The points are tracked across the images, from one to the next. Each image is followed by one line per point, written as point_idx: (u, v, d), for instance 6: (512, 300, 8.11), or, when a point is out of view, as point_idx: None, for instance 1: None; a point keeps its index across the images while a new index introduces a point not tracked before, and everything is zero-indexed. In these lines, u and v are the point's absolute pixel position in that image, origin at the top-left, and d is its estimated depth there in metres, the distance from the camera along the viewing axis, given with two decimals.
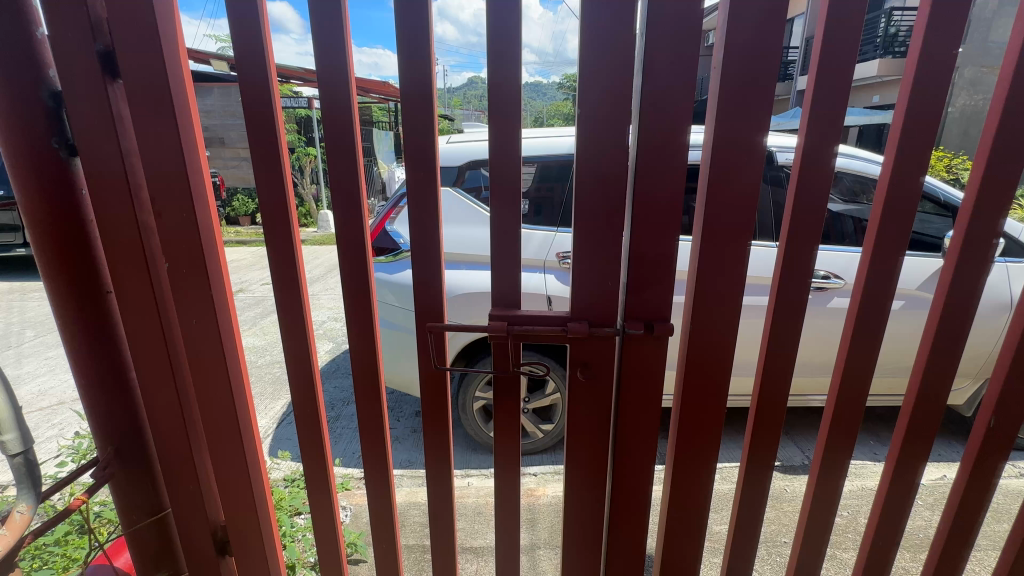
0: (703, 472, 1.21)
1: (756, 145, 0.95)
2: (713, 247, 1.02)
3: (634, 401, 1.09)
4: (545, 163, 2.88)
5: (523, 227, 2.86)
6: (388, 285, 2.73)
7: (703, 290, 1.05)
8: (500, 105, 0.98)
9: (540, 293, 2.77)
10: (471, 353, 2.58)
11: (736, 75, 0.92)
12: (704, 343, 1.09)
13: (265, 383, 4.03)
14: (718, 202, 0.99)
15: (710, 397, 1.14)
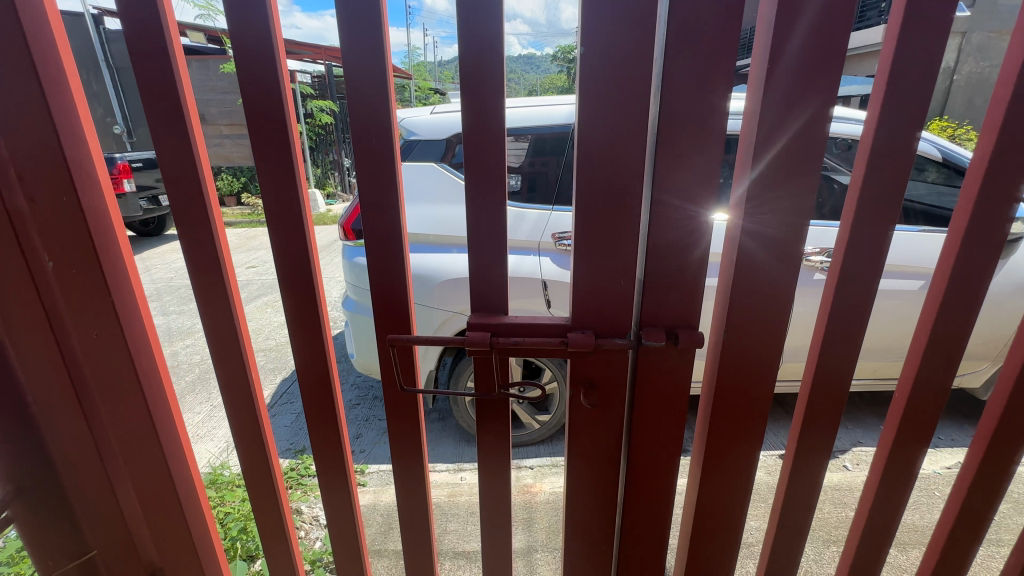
0: (737, 491, 1.06)
1: (811, 109, 0.77)
2: (762, 234, 0.85)
3: (653, 425, 0.90)
4: (539, 134, 2.64)
5: (515, 206, 2.64)
6: None
7: (740, 287, 0.88)
8: (478, 52, 0.76)
9: (534, 277, 2.58)
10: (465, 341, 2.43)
11: (798, 11, 0.73)
12: (739, 348, 0.93)
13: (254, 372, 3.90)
14: (772, 178, 0.82)
15: (747, 403, 0.98)
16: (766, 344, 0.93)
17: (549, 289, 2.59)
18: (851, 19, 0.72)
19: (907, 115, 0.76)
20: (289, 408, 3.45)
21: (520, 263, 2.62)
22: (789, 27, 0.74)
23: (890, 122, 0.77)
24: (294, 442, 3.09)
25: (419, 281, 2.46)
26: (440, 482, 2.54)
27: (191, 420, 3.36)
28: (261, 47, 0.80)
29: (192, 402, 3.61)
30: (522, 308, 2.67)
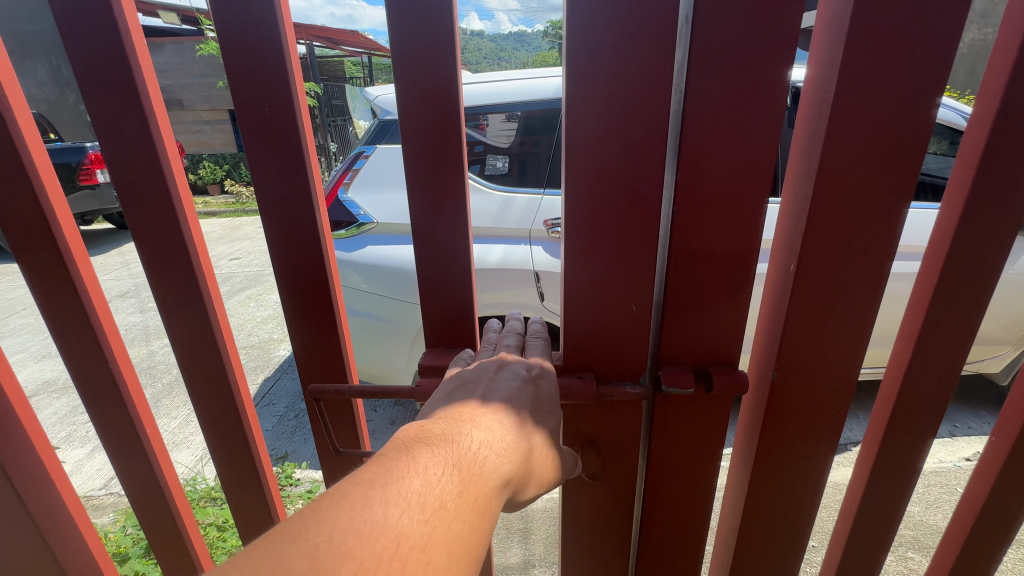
0: (792, 528, 0.98)
1: (840, 92, 0.66)
2: (831, 240, 0.74)
3: (672, 458, 0.90)
4: (528, 112, 2.42)
5: (505, 190, 2.43)
6: (352, 265, 2.49)
7: (792, 321, 0.79)
8: (443, 33, 0.71)
9: (526, 268, 2.38)
10: None
11: None
12: (786, 386, 0.84)
13: (173, 405, 3.45)
14: (827, 205, 0.72)
15: (808, 426, 0.88)
16: (817, 376, 0.84)
17: (542, 281, 2.40)
18: None
19: (930, 70, 0.64)
20: (271, 410, 3.31)
21: (510, 253, 2.40)
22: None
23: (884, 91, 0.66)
24: (275, 448, 2.92)
25: (400, 276, 2.42)
26: None
27: (168, 424, 3.23)
28: (223, 17, 0.74)
29: (169, 404, 3.45)
30: (512, 302, 2.46)
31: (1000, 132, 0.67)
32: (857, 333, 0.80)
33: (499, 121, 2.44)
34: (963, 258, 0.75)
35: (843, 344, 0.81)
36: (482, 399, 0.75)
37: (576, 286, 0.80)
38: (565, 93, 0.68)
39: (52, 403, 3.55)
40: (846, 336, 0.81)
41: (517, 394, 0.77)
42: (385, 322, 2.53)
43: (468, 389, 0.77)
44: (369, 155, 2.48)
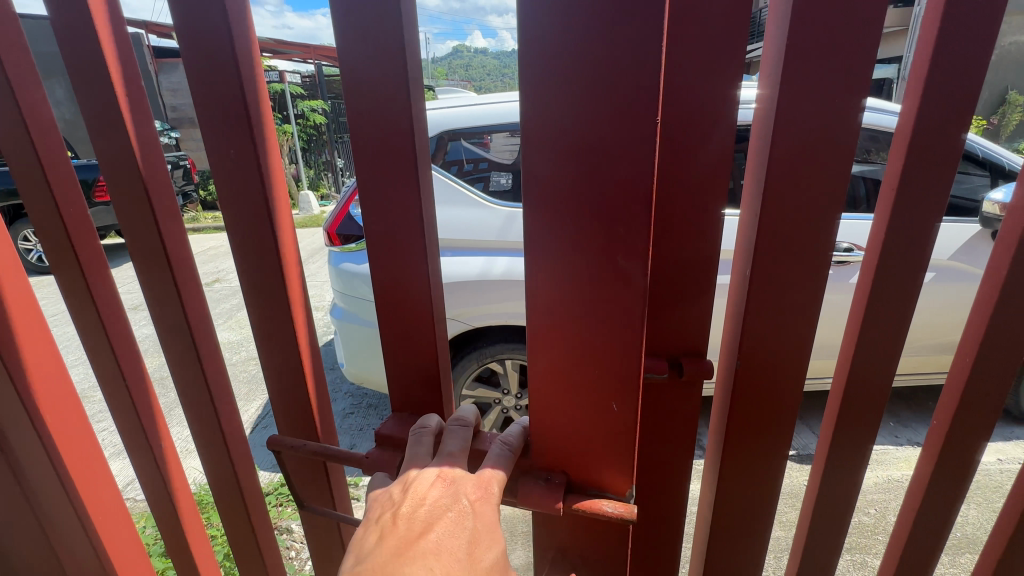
0: (756, 511, 1.08)
1: (786, 128, 0.77)
2: (781, 251, 0.84)
3: (649, 440, 1.00)
4: None
5: (507, 206, 2.54)
6: (360, 276, 2.60)
7: (751, 315, 0.89)
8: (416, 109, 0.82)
9: None
10: (470, 337, 2.73)
11: (792, 46, 0.73)
12: (748, 376, 0.94)
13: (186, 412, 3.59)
14: (779, 211, 0.82)
15: (766, 416, 0.98)
16: (776, 366, 0.93)
17: None
18: (814, 41, 0.72)
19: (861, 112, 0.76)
20: None
21: (513, 266, 2.51)
22: (795, 53, 0.73)
23: (824, 127, 0.77)
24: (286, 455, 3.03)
25: None
26: None
27: (182, 433, 3.34)
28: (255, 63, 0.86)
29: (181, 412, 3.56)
30: (513, 312, 2.56)
31: (920, 163, 0.79)
32: (810, 327, 0.90)
33: (502, 138, 2.56)
34: (905, 269, 0.86)
35: (798, 335, 0.91)
36: (411, 542, 0.79)
37: (542, 353, 0.86)
38: (528, 180, 0.74)
39: None
40: (795, 336, 0.90)
41: (450, 536, 0.80)
42: None
43: (391, 528, 0.82)
44: None
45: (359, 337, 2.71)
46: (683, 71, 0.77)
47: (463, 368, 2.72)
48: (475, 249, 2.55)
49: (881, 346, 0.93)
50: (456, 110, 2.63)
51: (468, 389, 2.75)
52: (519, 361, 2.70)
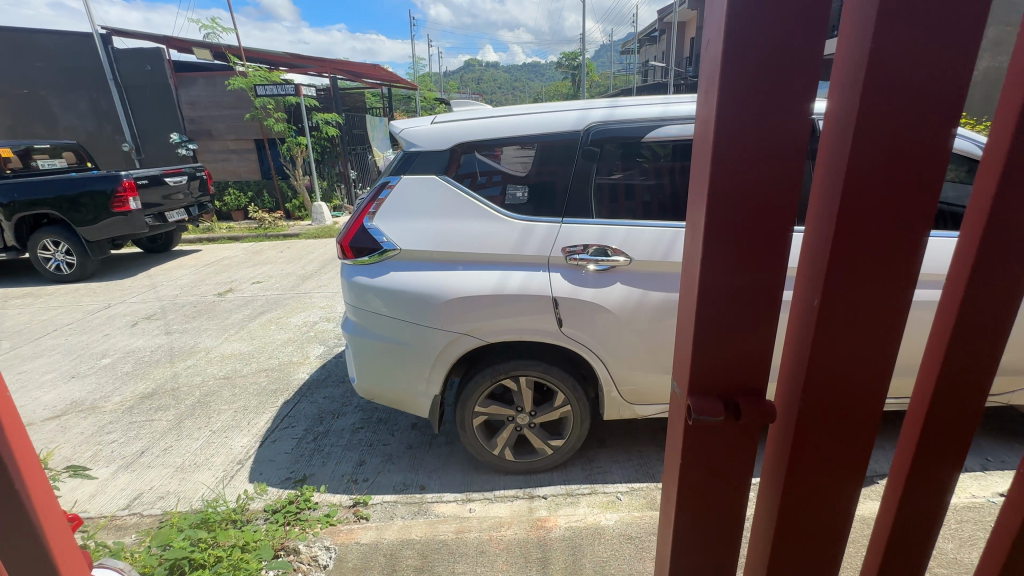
0: (819, 556, 1.00)
1: (861, 162, 0.72)
2: (851, 287, 0.78)
3: (698, 488, 0.92)
4: (546, 143, 2.57)
5: (522, 219, 2.51)
6: (373, 289, 2.55)
7: (819, 351, 0.82)
8: None
9: (545, 294, 2.44)
10: (481, 353, 2.68)
11: (873, 78, 0.69)
12: (809, 418, 0.87)
13: (195, 425, 3.57)
14: (853, 239, 0.76)
15: (833, 459, 0.91)
16: (842, 405, 0.87)
17: (560, 307, 2.46)
18: (897, 73, 0.68)
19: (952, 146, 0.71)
20: (289, 432, 3.37)
21: (529, 279, 2.46)
22: (875, 83, 0.69)
23: (902, 162, 0.72)
24: (294, 471, 2.98)
25: (420, 302, 2.50)
26: (448, 514, 2.56)
27: (190, 446, 3.31)
28: None
29: (192, 426, 3.54)
30: (529, 328, 2.50)
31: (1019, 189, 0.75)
32: (882, 366, 0.84)
33: (514, 150, 2.57)
34: (1000, 301, 0.81)
35: (868, 375, 0.84)
36: None
37: None
38: None
39: (79, 423, 3.67)
40: (869, 372, 0.84)
41: None
42: (404, 346, 2.58)
43: None
44: (394, 185, 2.61)
45: (370, 351, 2.66)
46: (745, 99, 0.72)
47: (474, 385, 2.65)
48: (488, 262, 2.49)
49: (966, 378, 0.86)
50: (471, 123, 2.64)
51: (480, 405, 2.69)
52: (534, 378, 2.63)
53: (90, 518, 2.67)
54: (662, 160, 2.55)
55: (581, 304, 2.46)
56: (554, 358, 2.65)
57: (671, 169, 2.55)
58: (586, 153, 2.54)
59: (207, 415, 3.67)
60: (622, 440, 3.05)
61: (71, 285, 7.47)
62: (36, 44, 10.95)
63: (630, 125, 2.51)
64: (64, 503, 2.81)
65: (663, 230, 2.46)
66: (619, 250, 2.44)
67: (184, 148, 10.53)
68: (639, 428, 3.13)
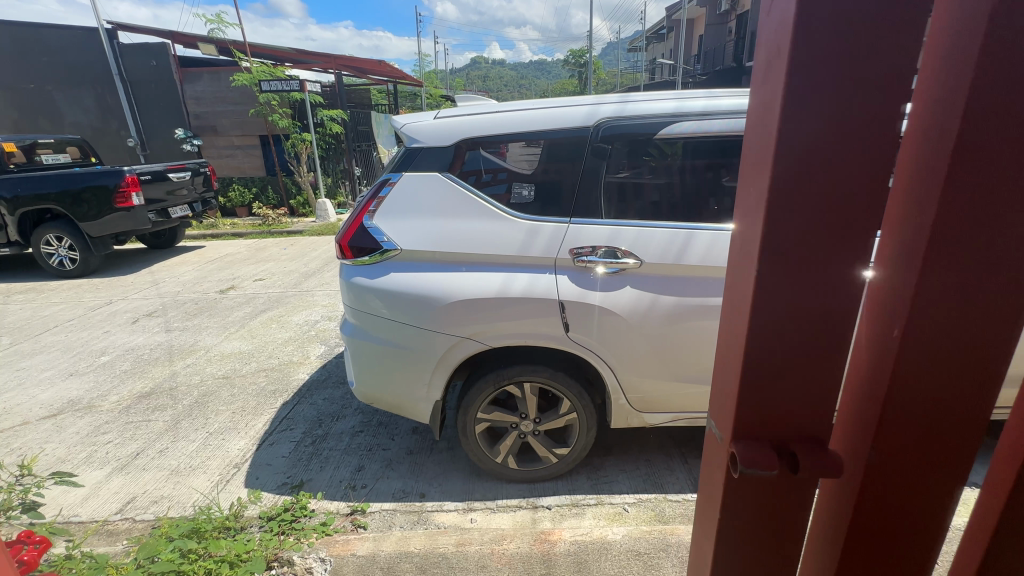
0: None
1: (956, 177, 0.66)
2: (938, 318, 0.71)
3: (740, 526, 0.86)
4: (554, 139, 2.46)
5: (528, 219, 2.41)
6: (373, 290, 2.46)
7: (893, 394, 0.75)
8: None
9: (551, 297, 2.34)
10: (485, 357, 2.58)
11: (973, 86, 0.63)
12: (879, 466, 0.79)
13: (191, 425, 3.49)
14: (940, 264, 0.69)
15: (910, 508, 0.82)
16: (920, 452, 0.78)
17: (567, 310, 2.36)
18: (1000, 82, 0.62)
19: None
20: (288, 435, 3.28)
21: (535, 282, 2.36)
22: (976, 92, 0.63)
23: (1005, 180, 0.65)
24: (291, 476, 2.89)
25: (421, 303, 2.40)
26: (448, 524, 2.46)
27: (186, 448, 3.24)
28: None
29: (189, 427, 3.46)
30: (536, 332, 2.40)
31: None
32: (965, 415, 0.75)
33: (519, 147, 2.47)
34: None
35: (954, 414, 0.76)
36: None
37: None
38: None
39: (75, 422, 3.60)
40: (955, 412, 0.76)
41: None
42: (405, 350, 2.49)
43: None
44: (395, 182, 2.52)
45: (369, 354, 2.57)
46: (811, 115, 0.68)
47: (477, 391, 2.55)
48: (492, 264, 2.39)
49: None
50: (476, 119, 2.54)
51: (482, 412, 2.59)
52: (539, 384, 2.54)
53: (81, 523, 2.60)
54: (664, 159, 2.45)
55: (588, 308, 2.36)
56: (560, 363, 2.55)
57: (672, 168, 2.45)
58: (595, 150, 2.43)
59: (204, 416, 3.60)
60: (629, 448, 2.95)
61: (74, 280, 7.44)
62: (42, 38, 10.93)
63: (642, 121, 2.40)
64: (56, 506, 2.74)
65: (675, 231, 2.35)
66: (629, 251, 2.33)
67: (188, 143, 10.49)
68: (647, 435, 3.03)
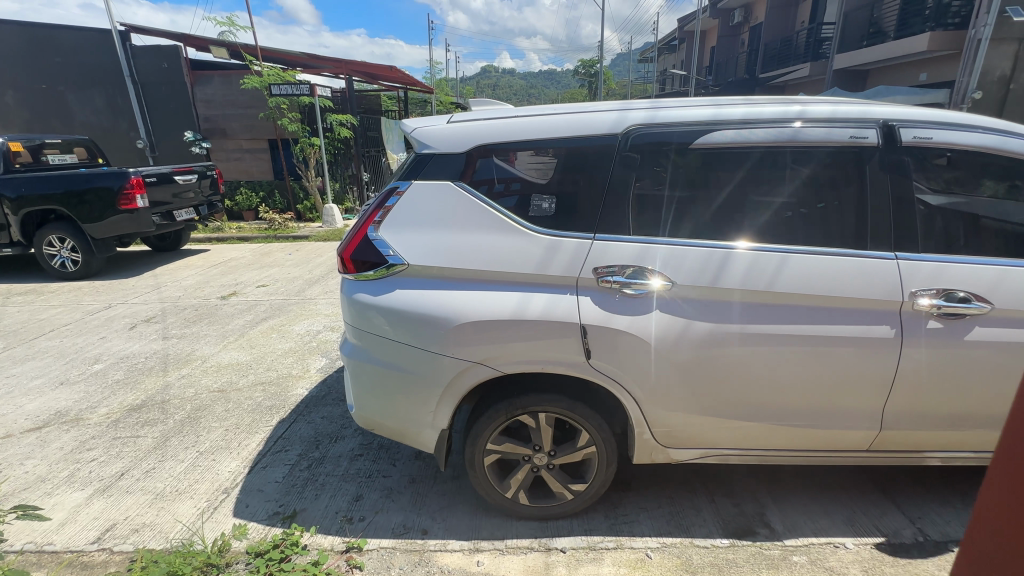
0: None
1: None
2: None
3: None
4: (577, 147, 2.25)
5: (548, 233, 2.20)
6: (376, 308, 2.25)
7: None
8: None
9: (573, 321, 2.13)
10: (497, 383, 2.36)
11: None
12: None
13: (182, 443, 3.29)
14: None
15: None
16: None
17: (589, 335, 2.14)
18: None
19: None
20: (282, 458, 3.07)
21: (554, 303, 2.15)
22: None
23: None
24: (283, 504, 2.67)
25: (429, 324, 2.19)
26: (452, 567, 2.24)
27: (173, 468, 3.03)
28: None
29: (178, 445, 3.26)
30: (553, 359, 2.18)
31: None
32: None
33: (529, 154, 2.27)
34: None
35: None
36: None
37: None
38: None
39: (59, 436, 3.40)
40: None
41: None
42: (409, 374, 2.28)
43: None
44: (403, 191, 2.32)
45: (370, 376, 2.36)
46: None
47: (487, 420, 2.33)
48: (508, 283, 2.18)
49: None
50: (491, 124, 2.35)
51: (492, 442, 2.37)
52: (555, 415, 2.31)
53: (55, 553, 2.39)
54: (698, 170, 2.20)
55: (613, 334, 2.14)
56: (580, 392, 2.32)
57: (707, 180, 2.21)
58: (624, 160, 2.22)
59: (196, 433, 3.40)
60: (650, 483, 2.72)
61: (75, 282, 7.31)
62: (56, 39, 10.95)
63: (676, 130, 2.19)
64: (29, 534, 2.53)
65: (710, 250, 2.13)
66: (658, 272, 2.12)
67: (196, 146, 10.41)
68: (669, 469, 2.80)
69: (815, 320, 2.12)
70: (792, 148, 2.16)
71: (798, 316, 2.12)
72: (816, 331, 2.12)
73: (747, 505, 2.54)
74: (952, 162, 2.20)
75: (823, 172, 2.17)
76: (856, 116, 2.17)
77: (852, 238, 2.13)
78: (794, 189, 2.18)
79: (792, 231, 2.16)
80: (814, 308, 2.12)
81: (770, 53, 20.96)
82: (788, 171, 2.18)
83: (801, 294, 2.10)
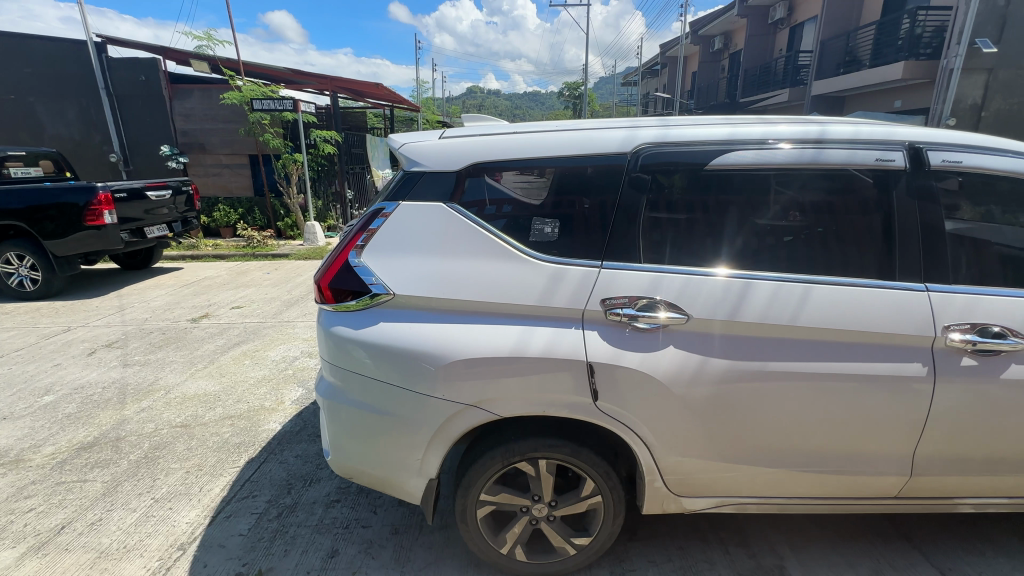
0: None
1: None
2: None
3: None
4: (581, 167, 2.07)
5: (551, 261, 1.99)
6: (357, 343, 2.00)
7: None
8: None
9: (579, 358, 1.91)
10: (493, 425, 2.12)
11: None
12: None
13: (137, 488, 2.94)
14: None
15: None
16: None
17: (596, 374, 1.93)
18: None
19: None
20: (248, 506, 2.75)
21: (557, 339, 1.93)
22: None
23: None
24: (247, 563, 2.36)
25: (417, 361, 1.95)
26: None
27: (124, 520, 2.68)
28: None
29: (131, 491, 2.91)
30: (556, 401, 1.95)
31: None
32: None
33: (514, 174, 2.09)
34: None
35: None
36: None
37: None
38: None
39: None
40: None
41: None
42: (394, 418, 2.02)
43: None
44: (390, 213, 2.10)
45: (349, 418, 2.10)
46: None
47: (481, 467, 2.08)
48: (506, 316, 1.97)
49: None
50: (483, 141, 2.16)
51: (486, 492, 2.11)
52: (557, 462, 2.07)
53: None
54: (711, 194, 2.04)
55: (622, 373, 1.93)
56: (585, 436, 2.09)
57: (722, 204, 2.04)
58: (633, 181, 2.04)
59: (153, 475, 3.05)
60: (657, 532, 2.48)
61: (34, 303, 6.84)
62: (27, 48, 10.55)
63: (690, 150, 2.03)
64: None
65: (727, 281, 1.95)
66: (672, 305, 1.92)
67: (173, 161, 10.05)
68: (677, 515, 2.57)
69: (841, 357, 1.95)
70: (813, 171, 2.01)
71: (823, 352, 1.94)
72: (843, 369, 1.95)
73: (765, 556, 2.32)
74: (975, 188, 2.08)
75: (844, 198, 2.03)
76: (880, 138, 2.03)
77: (877, 268, 1.98)
78: (814, 215, 2.03)
79: (814, 260, 1.99)
80: (839, 343, 1.94)
81: (749, 79, 21.60)
82: (808, 195, 2.03)
83: (826, 329, 1.92)
